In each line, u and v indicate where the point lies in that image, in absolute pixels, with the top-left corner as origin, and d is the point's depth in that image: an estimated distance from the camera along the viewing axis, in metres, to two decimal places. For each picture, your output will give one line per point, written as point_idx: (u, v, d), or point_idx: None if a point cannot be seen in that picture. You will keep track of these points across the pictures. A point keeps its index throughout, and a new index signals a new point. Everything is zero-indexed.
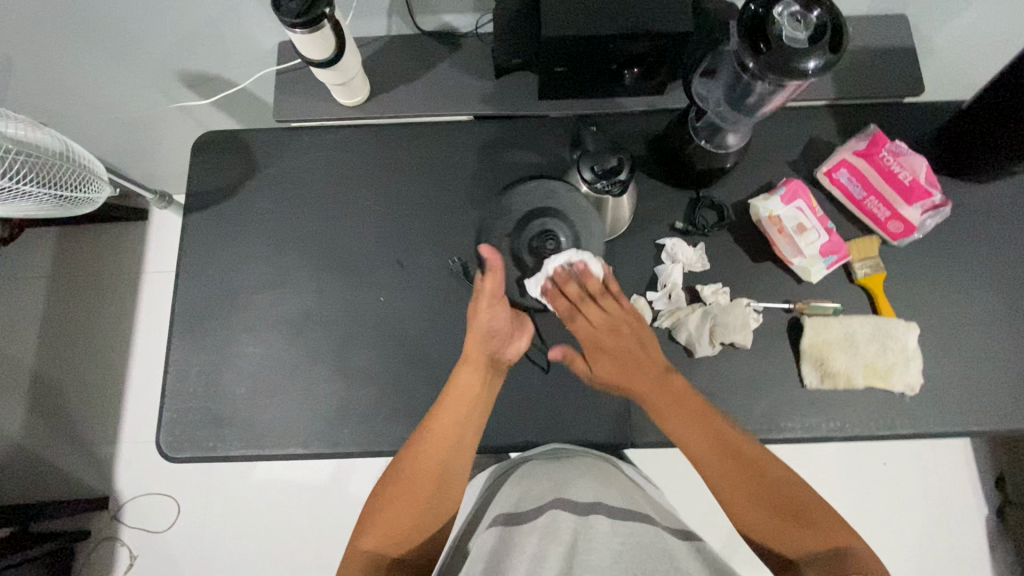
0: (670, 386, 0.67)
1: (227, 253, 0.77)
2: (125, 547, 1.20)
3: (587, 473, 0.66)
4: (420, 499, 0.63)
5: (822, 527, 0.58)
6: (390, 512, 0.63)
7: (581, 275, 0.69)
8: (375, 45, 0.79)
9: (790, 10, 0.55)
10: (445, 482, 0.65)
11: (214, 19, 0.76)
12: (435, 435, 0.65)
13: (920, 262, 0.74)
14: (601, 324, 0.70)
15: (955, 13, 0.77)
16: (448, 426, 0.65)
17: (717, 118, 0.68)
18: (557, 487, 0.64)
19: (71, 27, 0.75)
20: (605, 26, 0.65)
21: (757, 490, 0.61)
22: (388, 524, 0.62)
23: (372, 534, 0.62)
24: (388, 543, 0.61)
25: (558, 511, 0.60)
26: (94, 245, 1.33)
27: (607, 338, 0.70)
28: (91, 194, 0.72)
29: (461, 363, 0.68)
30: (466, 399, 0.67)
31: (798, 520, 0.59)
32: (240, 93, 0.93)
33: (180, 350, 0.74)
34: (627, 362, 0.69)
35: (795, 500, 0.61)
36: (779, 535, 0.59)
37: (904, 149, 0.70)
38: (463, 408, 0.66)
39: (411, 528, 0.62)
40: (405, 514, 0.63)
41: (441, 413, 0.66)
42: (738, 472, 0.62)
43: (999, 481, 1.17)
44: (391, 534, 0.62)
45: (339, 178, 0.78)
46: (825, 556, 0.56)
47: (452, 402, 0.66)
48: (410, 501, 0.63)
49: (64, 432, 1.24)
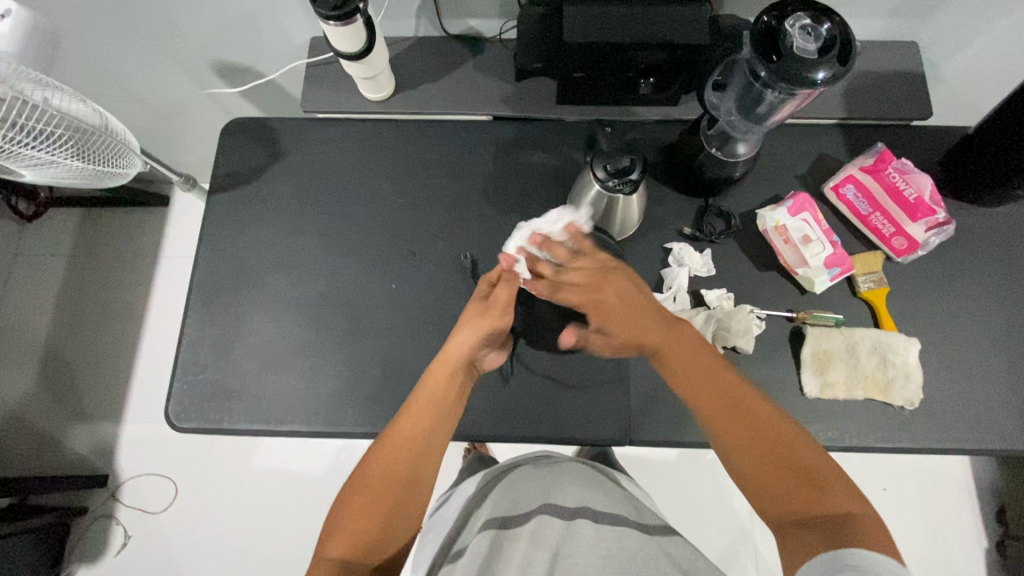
0: (677, 334, 0.65)
1: (247, 233, 0.79)
2: (120, 525, 1.20)
3: (571, 482, 0.68)
4: (388, 500, 0.61)
5: (825, 489, 0.54)
6: (358, 514, 0.59)
7: (550, 241, 0.69)
8: (403, 44, 0.82)
9: (801, 23, 0.58)
10: (411, 483, 0.62)
11: (251, 12, 0.80)
12: (401, 437, 0.63)
13: (923, 280, 0.75)
14: (586, 279, 0.68)
15: (963, 43, 0.79)
16: (414, 429, 0.64)
17: (728, 127, 0.70)
18: (543, 494, 0.65)
19: (117, 10, 0.79)
20: (624, 35, 0.67)
21: (757, 443, 0.58)
22: (358, 528, 0.58)
23: (339, 539, 0.57)
24: (355, 547, 0.57)
25: (545, 515, 0.61)
26: (114, 227, 1.37)
27: (602, 287, 0.67)
28: (122, 167, 0.74)
29: (429, 374, 0.67)
30: (435, 401, 0.65)
31: (798, 479, 0.55)
32: (269, 84, 0.97)
33: (194, 323, 0.76)
34: (627, 309, 0.66)
35: (800, 461, 0.56)
36: (784, 499, 0.55)
37: (910, 168, 0.72)
38: (431, 415, 0.65)
39: (379, 529, 0.59)
40: (372, 515, 0.59)
41: (411, 415, 0.65)
42: (739, 423, 0.59)
43: (1000, 513, 1.16)
44: (359, 539, 0.57)
45: (359, 167, 0.81)
46: (822, 521, 0.52)
47: (419, 408, 0.65)
48: (379, 504, 0.60)
49: (70, 408, 1.26)
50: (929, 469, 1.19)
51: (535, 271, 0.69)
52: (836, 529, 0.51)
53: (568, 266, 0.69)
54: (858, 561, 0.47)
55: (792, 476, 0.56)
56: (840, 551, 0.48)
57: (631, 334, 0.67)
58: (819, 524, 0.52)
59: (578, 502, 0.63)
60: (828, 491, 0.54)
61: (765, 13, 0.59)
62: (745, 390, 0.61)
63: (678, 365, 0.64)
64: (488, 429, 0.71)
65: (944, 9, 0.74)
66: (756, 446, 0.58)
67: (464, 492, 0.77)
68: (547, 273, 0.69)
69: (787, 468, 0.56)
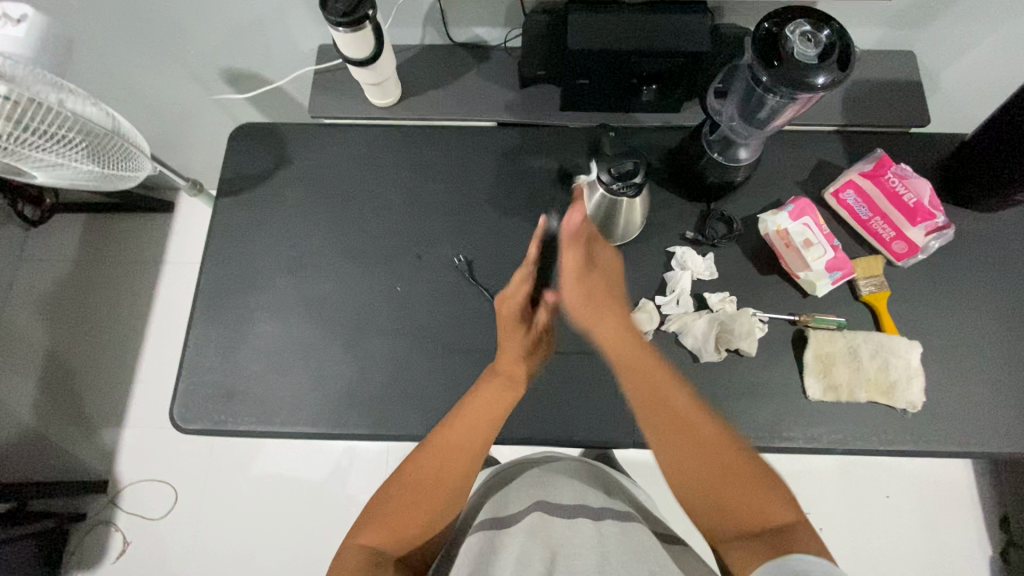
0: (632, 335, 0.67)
1: (253, 235, 0.80)
2: (119, 532, 1.20)
3: (568, 478, 0.67)
4: (430, 504, 0.61)
5: (766, 499, 0.56)
6: (395, 509, 0.61)
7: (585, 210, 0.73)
8: (409, 52, 0.84)
9: (801, 29, 0.59)
10: (460, 488, 0.64)
11: (262, 20, 0.82)
12: (452, 446, 0.63)
13: (923, 284, 0.76)
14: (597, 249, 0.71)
15: (957, 53, 0.81)
16: (464, 438, 0.64)
17: (729, 131, 0.72)
18: (541, 491, 0.65)
19: (129, 17, 0.80)
20: (625, 42, 0.69)
21: (697, 457, 0.59)
22: (398, 523, 0.60)
23: (375, 529, 0.60)
24: (392, 540, 0.59)
25: (542, 514, 0.61)
26: (118, 233, 1.38)
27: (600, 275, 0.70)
28: (131, 170, 0.75)
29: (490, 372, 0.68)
30: (490, 412, 0.65)
31: (737, 490, 0.57)
32: (276, 90, 0.99)
33: (199, 324, 0.77)
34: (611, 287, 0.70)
35: (739, 470, 0.58)
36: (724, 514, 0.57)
37: (909, 173, 0.73)
38: (490, 420, 0.65)
39: (418, 530, 0.61)
40: (415, 516, 0.61)
41: (465, 419, 0.64)
42: (674, 432, 0.60)
43: (1004, 521, 1.15)
44: (396, 534, 0.60)
45: (365, 170, 0.82)
46: (769, 536, 0.54)
47: (473, 414, 0.64)
48: (420, 506, 0.61)
49: (70, 413, 1.26)
50: (932, 475, 1.19)
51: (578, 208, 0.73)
52: (778, 544, 0.53)
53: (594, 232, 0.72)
54: (802, 564, 0.48)
55: (731, 487, 0.57)
56: (786, 558, 0.50)
57: (591, 297, 0.68)
58: (753, 540, 0.55)
59: (576, 500, 0.63)
60: (766, 506, 0.56)
61: (767, 19, 0.60)
62: (672, 391, 0.62)
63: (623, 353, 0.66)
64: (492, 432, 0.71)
65: (938, 19, 0.76)
66: (683, 452, 0.60)
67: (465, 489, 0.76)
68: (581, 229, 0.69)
69: (726, 480, 0.58)
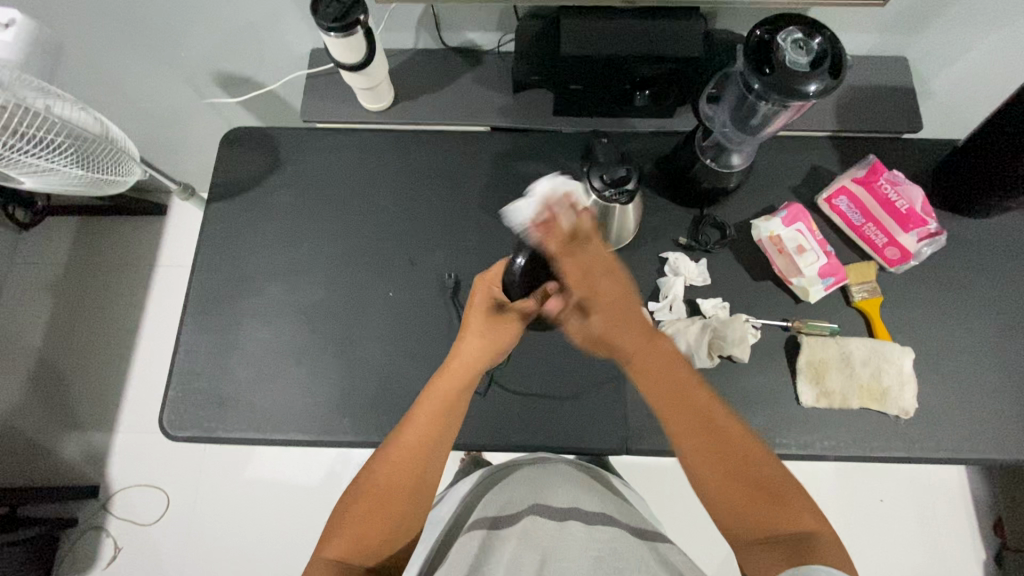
0: (657, 347, 0.62)
1: (245, 241, 0.80)
2: (110, 537, 1.19)
3: (558, 480, 0.67)
4: (390, 510, 0.59)
5: (789, 506, 0.55)
6: (359, 516, 0.58)
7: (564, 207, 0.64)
8: (402, 57, 0.84)
9: (793, 37, 0.59)
10: (421, 490, 0.61)
11: (254, 24, 0.81)
12: (407, 449, 0.61)
13: (916, 289, 0.76)
14: (592, 264, 0.63)
15: (951, 58, 0.81)
16: (418, 437, 0.61)
17: (722, 138, 0.72)
18: (535, 494, 0.64)
19: (119, 21, 0.80)
20: (617, 48, 0.69)
21: (724, 462, 0.57)
22: (361, 530, 0.57)
23: (339, 541, 0.57)
24: (357, 551, 0.56)
25: (535, 516, 0.60)
26: (110, 236, 1.37)
27: (601, 279, 0.63)
28: (122, 175, 0.74)
29: (439, 372, 0.66)
30: (438, 412, 0.63)
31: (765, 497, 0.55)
32: (269, 94, 0.98)
33: (190, 331, 0.76)
34: (616, 311, 0.63)
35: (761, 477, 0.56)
36: (745, 522, 0.55)
37: (901, 179, 0.73)
38: (436, 424, 0.62)
39: (381, 538, 0.58)
40: (378, 521, 0.58)
41: (415, 423, 0.62)
42: (705, 433, 0.58)
43: (998, 526, 1.15)
44: (360, 542, 0.57)
45: (358, 175, 0.81)
46: (790, 543, 0.53)
47: (425, 412, 0.63)
48: (381, 510, 0.58)
49: (62, 418, 1.25)
50: (927, 478, 1.19)
51: (553, 228, 0.63)
52: (799, 551, 0.52)
53: (582, 241, 0.63)
54: None
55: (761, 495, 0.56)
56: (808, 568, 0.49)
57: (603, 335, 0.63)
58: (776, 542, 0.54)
59: (569, 502, 0.63)
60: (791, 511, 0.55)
61: (759, 27, 0.60)
62: (698, 394, 0.59)
63: (647, 372, 0.61)
64: (484, 438, 0.71)
65: (931, 24, 0.76)
66: (711, 456, 0.57)
67: (458, 493, 0.76)
68: (563, 236, 0.63)
69: (756, 488, 0.56)
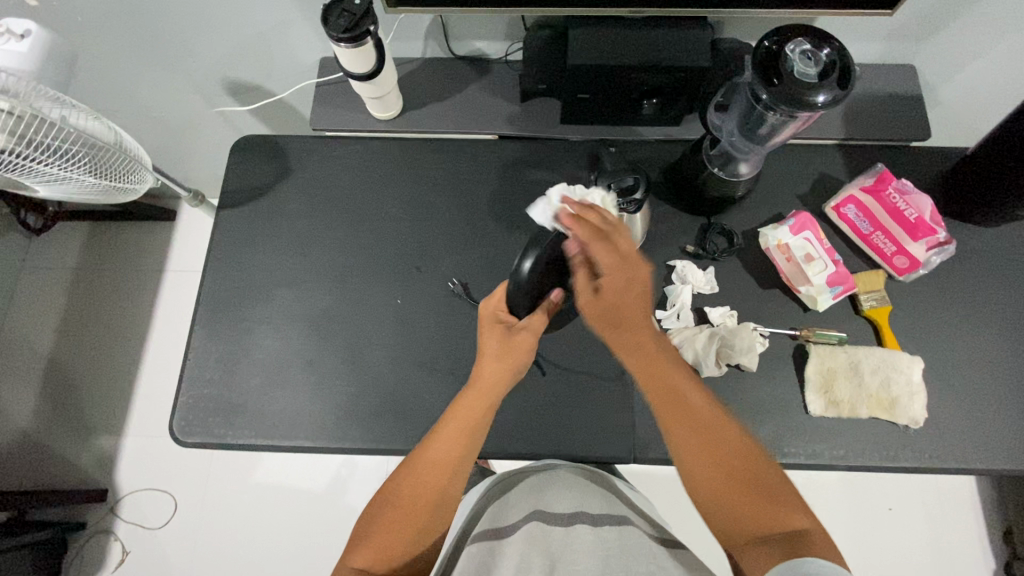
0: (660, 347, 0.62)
1: (254, 248, 0.80)
2: (119, 541, 1.20)
3: (568, 483, 0.66)
4: (415, 521, 0.60)
5: (781, 504, 0.55)
6: (384, 528, 0.59)
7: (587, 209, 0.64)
8: (410, 66, 0.85)
9: (802, 48, 0.59)
10: (443, 504, 0.62)
11: (264, 34, 0.82)
12: (431, 464, 0.62)
13: (925, 297, 0.75)
14: (627, 256, 0.60)
15: (958, 67, 0.81)
16: (444, 451, 0.62)
17: (731, 147, 0.73)
18: (537, 500, 0.64)
19: (131, 31, 0.81)
20: (624, 58, 0.69)
21: (719, 464, 0.58)
22: (386, 541, 0.59)
23: (365, 552, 0.58)
24: (382, 561, 0.58)
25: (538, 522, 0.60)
26: (120, 242, 1.38)
27: (637, 270, 0.61)
28: (134, 183, 0.75)
29: (467, 389, 0.65)
30: (464, 428, 0.63)
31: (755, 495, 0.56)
32: (277, 102, 0.99)
33: (200, 337, 0.77)
34: (636, 300, 0.61)
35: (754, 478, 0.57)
36: (739, 520, 0.56)
37: (910, 189, 0.73)
38: (464, 438, 0.63)
39: (404, 548, 0.59)
40: (403, 533, 0.59)
41: (439, 440, 0.63)
42: (698, 437, 0.58)
43: (1008, 534, 1.15)
44: (385, 552, 0.58)
45: (367, 183, 0.82)
46: (783, 539, 0.53)
47: (452, 427, 0.63)
48: (406, 521, 0.60)
49: (71, 422, 1.26)
50: (934, 484, 1.19)
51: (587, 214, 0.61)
52: (791, 547, 0.52)
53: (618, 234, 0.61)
54: (812, 568, 0.48)
55: (753, 494, 0.56)
56: (800, 560, 0.49)
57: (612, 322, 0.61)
58: (762, 544, 0.54)
59: (572, 506, 0.63)
60: (783, 510, 0.55)
61: (767, 38, 0.60)
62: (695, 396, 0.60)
63: (652, 372, 0.61)
64: (491, 444, 0.71)
65: (938, 33, 0.76)
66: (707, 457, 0.58)
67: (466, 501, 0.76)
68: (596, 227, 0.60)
69: (749, 488, 0.57)
